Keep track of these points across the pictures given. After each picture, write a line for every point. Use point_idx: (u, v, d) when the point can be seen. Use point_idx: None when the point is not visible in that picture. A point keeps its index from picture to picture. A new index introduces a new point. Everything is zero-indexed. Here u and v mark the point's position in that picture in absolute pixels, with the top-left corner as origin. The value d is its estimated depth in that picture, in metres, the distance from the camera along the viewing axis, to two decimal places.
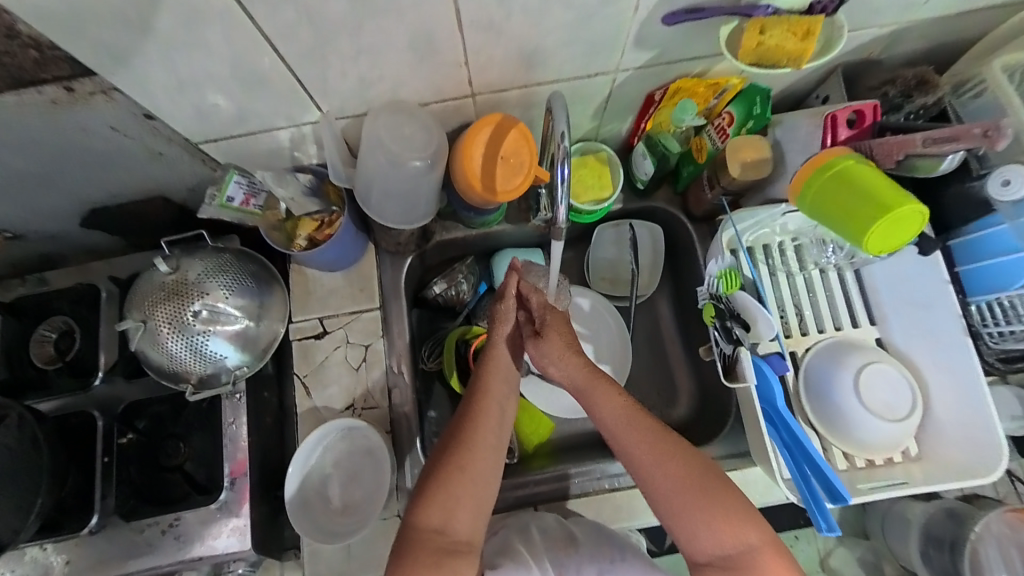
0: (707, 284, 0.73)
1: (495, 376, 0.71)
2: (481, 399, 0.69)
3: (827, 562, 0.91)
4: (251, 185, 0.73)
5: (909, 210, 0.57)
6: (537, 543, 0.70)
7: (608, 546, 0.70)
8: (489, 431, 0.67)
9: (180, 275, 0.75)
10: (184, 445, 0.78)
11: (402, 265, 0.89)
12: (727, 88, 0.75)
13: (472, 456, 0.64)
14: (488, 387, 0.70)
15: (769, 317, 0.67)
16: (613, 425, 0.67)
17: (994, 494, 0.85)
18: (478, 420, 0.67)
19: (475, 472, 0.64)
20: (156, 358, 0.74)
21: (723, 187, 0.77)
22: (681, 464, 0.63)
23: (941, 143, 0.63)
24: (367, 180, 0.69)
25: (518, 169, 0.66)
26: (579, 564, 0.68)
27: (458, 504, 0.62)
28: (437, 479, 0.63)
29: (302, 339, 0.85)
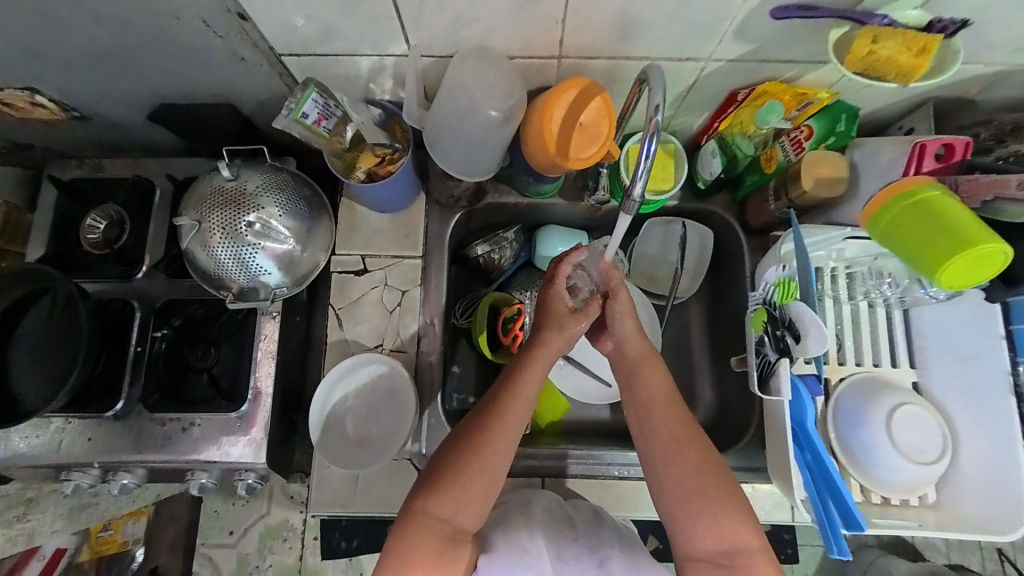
0: (762, 289, 0.72)
1: (530, 376, 0.68)
2: (511, 396, 0.66)
3: None
4: (326, 107, 0.70)
5: (988, 250, 0.55)
6: (541, 519, 0.71)
7: (608, 534, 0.71)
8: (511, 429, 0.65)
9: (238, 184, 0.76)
10: (213, 350, 0.78)
11: (450, 219, 0.89)
12: (812, 102, 0.72)
13: (489, 459, 0.63)
14: (524, 385, 0.67)
15: (824, 331, 0.63)
16: (646, 399, 0.69)
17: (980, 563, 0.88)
18: (505, 417, 0.65)
19: (490, 468, 0.62)
20: (203, 261, 0.75)
21: (790, 199, 0.76)
22: (693, 463, 0.64)
23: None
24: (439, 122, 0.69)
25: (593, 139, 0.65)
26: (580, 553, 0.67)
27: (469, 499, 0.61)
28: (454, 473, 0.62)
29: (341, 273, 0.86)
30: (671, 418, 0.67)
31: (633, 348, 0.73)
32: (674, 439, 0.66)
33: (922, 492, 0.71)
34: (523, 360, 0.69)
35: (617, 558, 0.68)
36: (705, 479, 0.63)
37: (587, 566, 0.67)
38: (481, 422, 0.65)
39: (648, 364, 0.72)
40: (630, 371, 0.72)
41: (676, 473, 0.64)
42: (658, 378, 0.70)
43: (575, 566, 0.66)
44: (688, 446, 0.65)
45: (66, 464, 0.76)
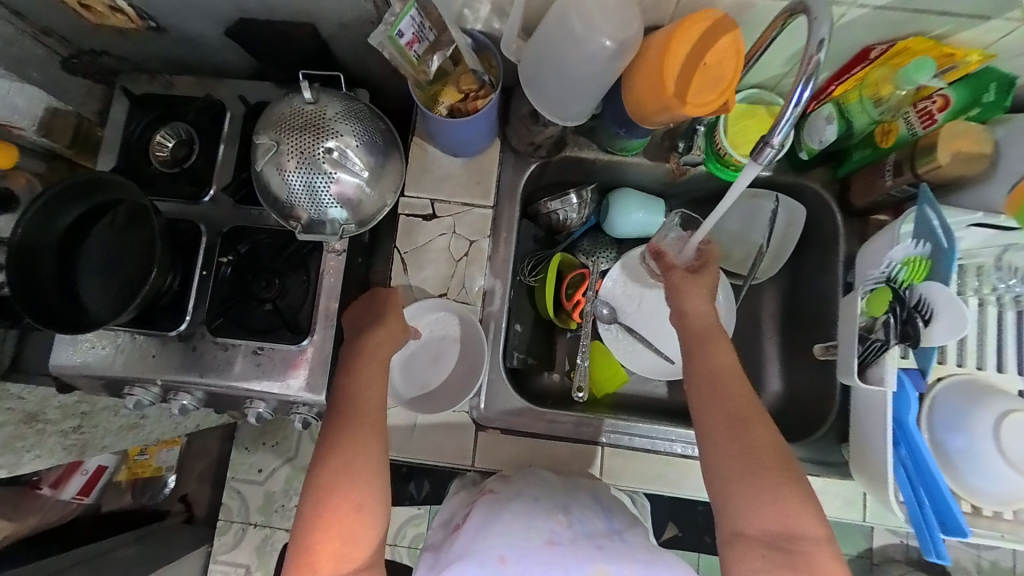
0: (885, 267, 0.66)
1: (369, 394, 0.67)
2: (347, 425, 0.64)
3: None
4: (421, 27, 0.65)
5: None
6: (526, 509, 0.61)
7: (598, 510, 0.64)
8: (359, 453, 0.63)
9: (318, 107, 0.73)
10: (277, 281, 0.77)
11: (524, 169, 0.85)
12: (956, 66, 0.64)
13: (341, 481, 0.61)
14: (362, 401, 0.66)
15: (962, 315, 0.57)
16: (710, 379, 0.65)
17: None
18: (349, 445, 0.63)
19: (354, 497, 0.61)
20: (274, 186, 0.73)
21: (915, 174, 0.69)
22: (752, 442, 0.60)
23: None
24: (544, 55, 0.64)
25: (716, 83, 0.59)
26: (574, 536, 0.59)
27: (346, 537, 0.59)
28: (324, 502, 0.60)
29: (409, 216, 0.83)
30: (724, 399, 0.63)
31: (696, 322, 0.71)
32: (728, 418, 0.62)
33: (1019, 507, 0.65)
34: (355, 378, 0.68)
35: (617, 544, 0.59)
36: (765, 456, 0.59)
37: (584, 547, 0.58)
38: (328, 451, 0.63)
39: (714, 340, 0.68)
40: (693, 348, 0.69)
41: (736, 451, 0.60)
42: (725, 358, 0.67)
43: (570, 548, 0.57)
44: (750, 427, 0.61)
45: (129, 378, 0.76)
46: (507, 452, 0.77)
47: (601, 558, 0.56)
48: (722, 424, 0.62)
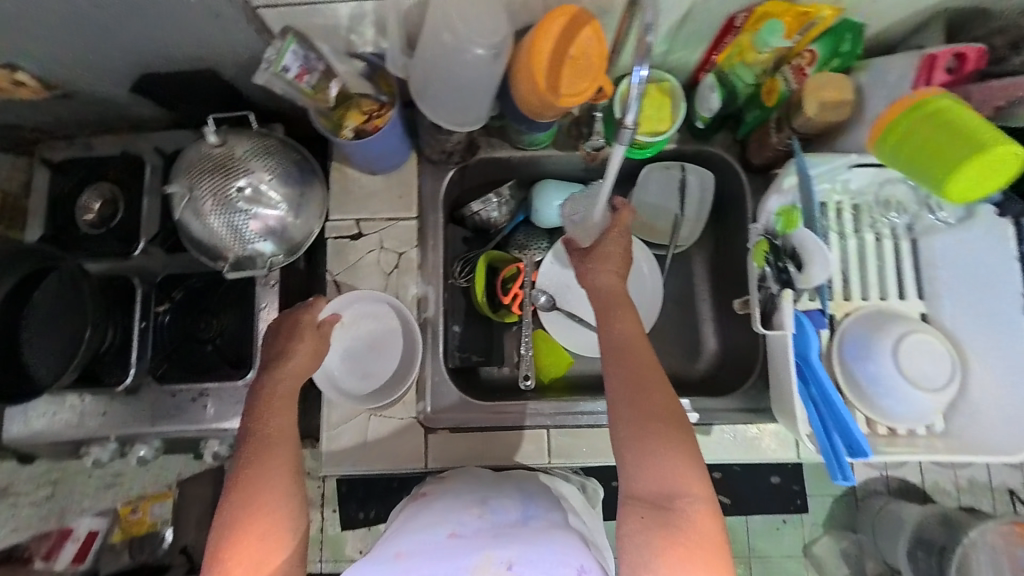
0: (765, 220, 0.70)
1: (276, 426, 0.64)
2: (263, 446, 0.62)
3: (811, 549, 0.96)
4: (307, 59, 0.68)
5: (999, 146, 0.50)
6: (444, 507, 0.66)
7: (517, 501, 0.67)
8: (276, 470, 0.60)
9: (226, 149, 0.75)
10: (215, 320, 0.79)
11: (443, 176, 0.87)
12: (815, 22, 0.69)
13: (249, 519, 0.58)
14: (270, 433, 0.63)
15: (827, 258, 0.64)
16: (620, 347, 0.68)
17: (992, 509, 0.94)
18: (266, 463, 0.60)
19: (273, 515, 0.58)
20: (197, 230, 0.76)
21: (794, 128, 0.74)
22: (651, 404, 0.63)
23: None
24: (427, 69, 0.67)
25: (585, 73, 0.62)
26: (479, 529, 0.61)
27: (262, 556, 0.57)
28: (229, 541, 0.57)
29: (337, 238, 0.86)
30: (628, 366, 0.66)
31: (606, 294, 0.73)
32: (631, 385, 0.64)
33: (929, 421, 0.70)
34: (264, 409, 0.65)
35: (515, 532, 0.60)
36: (657, 417, 0.63)
37: (483, 536, 0.60)
38: (233, 491, 0.60)
39: (625, 309, 0.71)
40: (603, 318, 0.71)
41: (637, 415, 0.63)
42: (628, 326, 0.70)
43: (471, 538, 0.60)
44: (650, 390, 0.64)
45: (85, 438, 0.78)
46: (460, 446, 0.82)
47: (490, 544, 0.57)
48: (625, 389, 0.65)
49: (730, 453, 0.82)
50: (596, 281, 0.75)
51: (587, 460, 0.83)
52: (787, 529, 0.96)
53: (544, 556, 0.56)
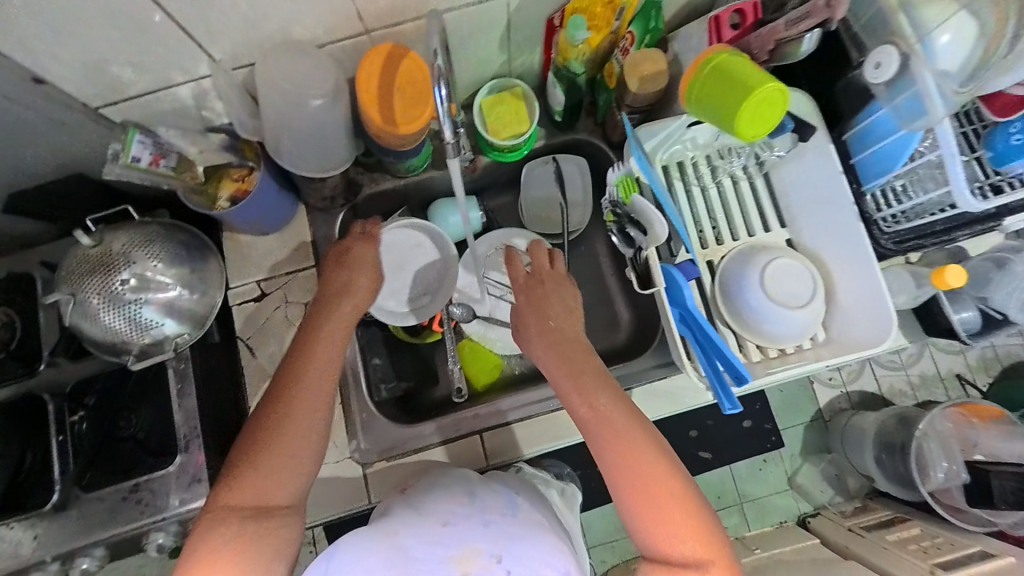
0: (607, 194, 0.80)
1: (316, 355, 0.69)
2: (292, 381, 0.67)
3: (796, 480, 1.01)
4: (158, 145, 0.71)
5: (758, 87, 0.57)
6: (434, 499, 0.63)
7: (501, 501, 0.65)
8: (306, 401, 0.66)
9: (103, 247, 0.76)
10: (135, 415, 0.81)
11: (335, 220, 0.90)
12: (623, 8, 0.75)
13: (273, 439, 0.63)
14: (315, 359, 0.69)
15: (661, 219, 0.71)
16: (545, 331, 0.75)
17: (946, 397, 1.01)
18: (294, 395, 0.66)
19: (284, 444, 0.63)
20: (92, 332, 0.76)
21: (629, 104, 0.79)
22: (640, 472, 0.62)
23: (798, 22, 0.62)
24: (276, 129, 0.71)
25: (415, 100, 0.67)
26: (468, 514, 0.60)
27: (274, 473, 0.62)
28: (248, 459, 0.62)
29: (242, 304, 0.88)
30: (607, 438, 0.64)
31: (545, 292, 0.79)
32: (566, 368, 0.70)
33: (813, 334, 0.78)
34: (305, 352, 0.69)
35: (502, 521, 0.60)
36: (645, 470, 0.62)
37: (471, 523, 0.57)
38: (271, 400, 0.66)
39: (585, 374, 0.69)
40: (568, 392, 0.69)
41: (626, 474, 0.62)
42: (600, 393, 0.67)
43: (462, 524, 0.57)
44: (632, 454, 0.62)
45: (22, 569, 0.75)
46: (406, 468, 0.88)
47: (479, 533, 0.56)
48: (556, 364, 0.72)
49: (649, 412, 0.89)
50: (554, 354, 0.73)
51: (520, 454, 0.91)
52: (767, 466, 1.02)
53: (534, 548, 0.57)
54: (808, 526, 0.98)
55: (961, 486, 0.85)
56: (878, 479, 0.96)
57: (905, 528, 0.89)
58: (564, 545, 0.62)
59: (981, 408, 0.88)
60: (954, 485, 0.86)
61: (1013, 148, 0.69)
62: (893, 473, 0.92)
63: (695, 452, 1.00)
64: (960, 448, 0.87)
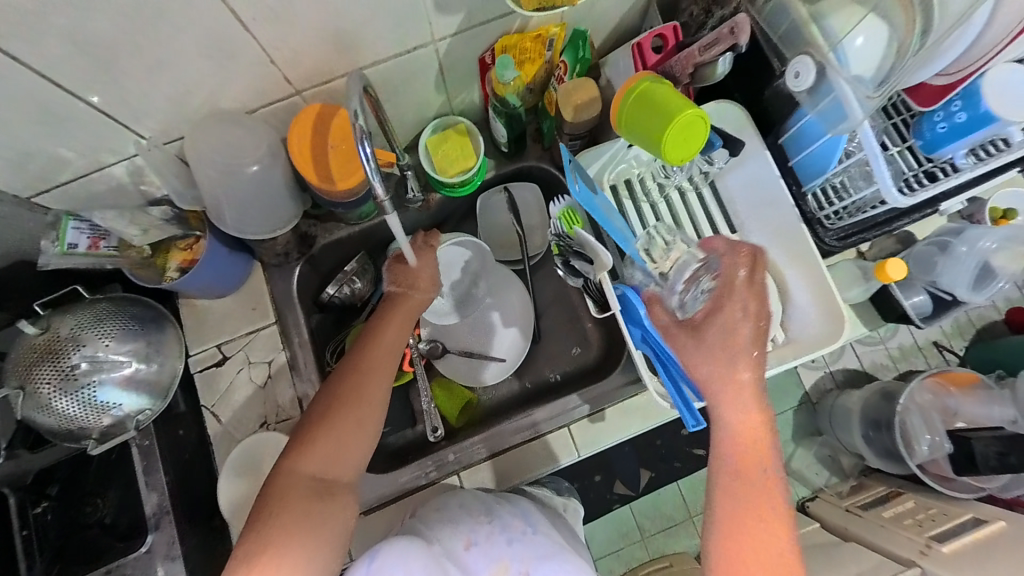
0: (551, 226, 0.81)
1: (378, 352, 0.72)
2: (365, 360, 0.70)
3: (790, 464, 1.03)
4: (95, 228, 0.72)
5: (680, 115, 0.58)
6: (455, 516, 0.74)
7: (519, 518, 0.74)
8: (376, 378, 0.69)
9: (50, 333, 0.74)
10: (100, 499, 0.79)
11: (292, 274, 0.89)
12: (551, 40, 0.76)
13: (336, 424, 0.66)
14: (376, 354, 0.71)
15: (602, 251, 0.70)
16: (723, 334, 0.61)
17: (926, 365, 1.00)
18: (363, 374, 0.69)
19: (355, 416, 0.67)
20: (47, 421, 0.74)
21: (569, 132, 0.80)
22: (753, 524, 0.58)
23: (710, 48, 0.64)
24: (214, 196, 0.70)
25: (351, 157, 0.68)
26: (490, 533, 0.71)
27: (343, 449, 0.66)
28: (318, 428, 0.66)
29: (205, 369, 0.86)
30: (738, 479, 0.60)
31: (708, 305, 0.63)
32: (693, 343, 0.63)
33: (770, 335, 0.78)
34: (374, 334, 0.73)
35: (525, 536, 0.72)
36: (765, 530, 0.58)
37: (495, 541, 0.71)
38: (342, 374, 0.69)
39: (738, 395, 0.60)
40: (716, 401, 0.61)
41: (737, 521, 0.59)
42: (744, 420, 0.60)
43: (483, 545, 0.70)
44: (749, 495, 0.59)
45: None
46: (389, 516, 0.85)
47: (505, 551, 0.70)
48: (727, 393, 0.61)
49: (628, 428, 0.88)
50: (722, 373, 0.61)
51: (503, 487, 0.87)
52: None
53: (556, 569, 0.68)
54: (807, 510, 1.00)
55: (947, 457, 0.86)
56: (868, 457, 0.95)
57: (899, 502, 0.91)
58: (581, 557, 0.73)
59: (958, 375, 0.90)
60: (941, 456, 0.87)
61: (940, 136, 0.70)
62: (881, 448, 0.93)
63: (690, 450, 1.01)
64: (941, 418, 0.89)
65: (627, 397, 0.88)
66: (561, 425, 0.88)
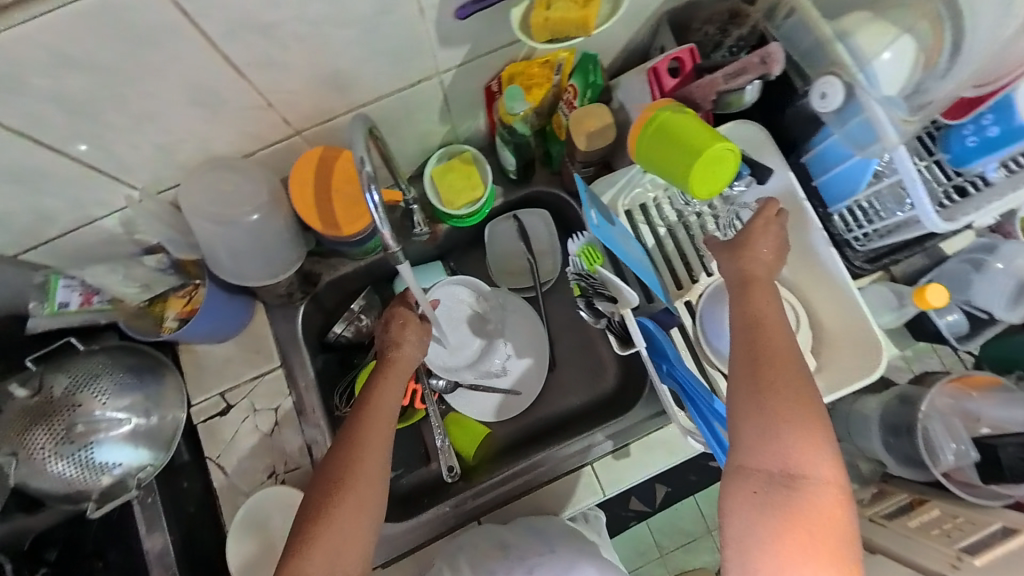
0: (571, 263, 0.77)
1: (374, 426, 0.65)
2: (356, 440, 0.63)
3: None
4: (86, 284, 0.70)
5: (708, 150, 0.55)
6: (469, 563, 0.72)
7: (536, 541, 0.73)
8: (372, 460, 0.62)
9: (43, 394, 0.70)
10: (101, 562, 0.75)
11: (295, 314, 0.86)
12: (560, 64, 0.73)
13: (339, 518, 0.59)
14: (372, 430, 0.64)
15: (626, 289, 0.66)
16: (735, 245, 0.66)
17: None
18: (357, 460, 0.62)
19: (355, 508, 0.60)
20: (44, 486, 0.70)
21: (581, 160, 0.77)
22: (787, 385, 0.56)
23: (736, 76, 0.64)
24: (211, 245, 0.66)
25: (356, 199, 0.65)
26: (510, 568, 0.70)
27: (346, 550, 0.59)
28: (315, 532, 0.58)
29: (207, 420, 0.82)
30: (762, 345, 0.59)
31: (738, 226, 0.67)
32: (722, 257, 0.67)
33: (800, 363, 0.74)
34: (363, 403, 0.66)
35: (545, 557, 0.70)
36: (788, 399, 0.56)
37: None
38: (331, 464, 0.62)
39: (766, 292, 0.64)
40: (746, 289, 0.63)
41: (757, 396, 0.56)
42: (770, 310, 0.61)
43: None
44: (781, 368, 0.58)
45: None
46: (408, 568, 0.81)
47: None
48: (741, 292, 0.63)
49: (652, 465, 0.83)
50: (748, 257, 0.65)
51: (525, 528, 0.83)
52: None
53: None
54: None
55: (974, 466, 0.73)
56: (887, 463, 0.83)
57: (924, 510, 0.76)
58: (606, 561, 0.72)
59: (980, 378, 0.77)
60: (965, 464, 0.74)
61: (970, 150, 0.66)
62: (902, 455, 0.81)
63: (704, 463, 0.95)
64: (964, 425, 0.76)
65: (649, 432, 0.84)
66: (583, 463, 0.84)
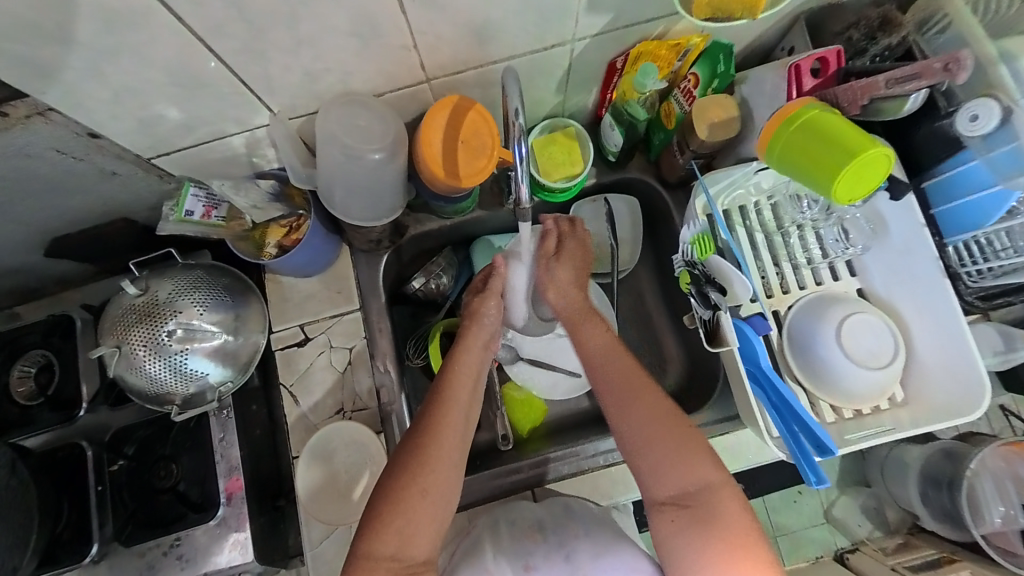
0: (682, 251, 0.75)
1: (454, 410, 0.67)
2: (437, 424, 0.65)
3: (831, 513, 0.92)
4: (210, 198, 0.73)
5: (861, 158, 0.54)
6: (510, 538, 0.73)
7: (574, 523, 0.73)
8: (451, 447, 0.65)
9: (150, 295, 0.74)
10: (174, 466, 0.78)
11: (378, 263, 0.87)
12: (688, 49, 0.72)
13: (413, 500, 0.61)
14: (444, 426, 0.65)
15: (744, 278, 0.67)
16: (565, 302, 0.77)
17: None
18: (437, 439, 0.64)
19: (433, 492, 0.62)
20: (136, 382, 0.74)
21: (694, 150, 0.76)
22: (679, 424, 0.64)
23: (904, 82, 0.61)
24: (329, 177, 0.69)
25: (480, 151, 0.67)
26: (548, 553, 0.70)
27: (416, 526, 0.61)
28: (389, 504, 0.61)
29: (284, 348, 0.84)
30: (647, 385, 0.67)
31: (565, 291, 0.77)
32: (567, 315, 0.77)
33: (890, 393, 0.73)
34: (445, 385, 0.69)
35: (584, 541, 0.70)
36: (671, 430, 0.64)
37: (555, 562, 0.69)
38: (411, 442, 0.65)
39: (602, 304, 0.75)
40: (576, 328, 0.75)
41: (644, 430, 0.65)
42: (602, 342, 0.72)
43: (546, 567, 0.69)
44: (656, 391, 0.66)
45: None
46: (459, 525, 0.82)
47: (569, 570, 0.68)
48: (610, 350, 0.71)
49: None
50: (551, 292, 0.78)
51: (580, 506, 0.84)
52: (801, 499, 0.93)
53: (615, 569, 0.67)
54: (844, 562, 0.87)
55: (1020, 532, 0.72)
56: (923, 518, 0.84)
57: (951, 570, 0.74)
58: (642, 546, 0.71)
59: None
60: (1012, 530, 0.73)
61: None
62: (940, 510, 0.80)
63: None
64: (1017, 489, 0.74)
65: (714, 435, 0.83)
66: None
